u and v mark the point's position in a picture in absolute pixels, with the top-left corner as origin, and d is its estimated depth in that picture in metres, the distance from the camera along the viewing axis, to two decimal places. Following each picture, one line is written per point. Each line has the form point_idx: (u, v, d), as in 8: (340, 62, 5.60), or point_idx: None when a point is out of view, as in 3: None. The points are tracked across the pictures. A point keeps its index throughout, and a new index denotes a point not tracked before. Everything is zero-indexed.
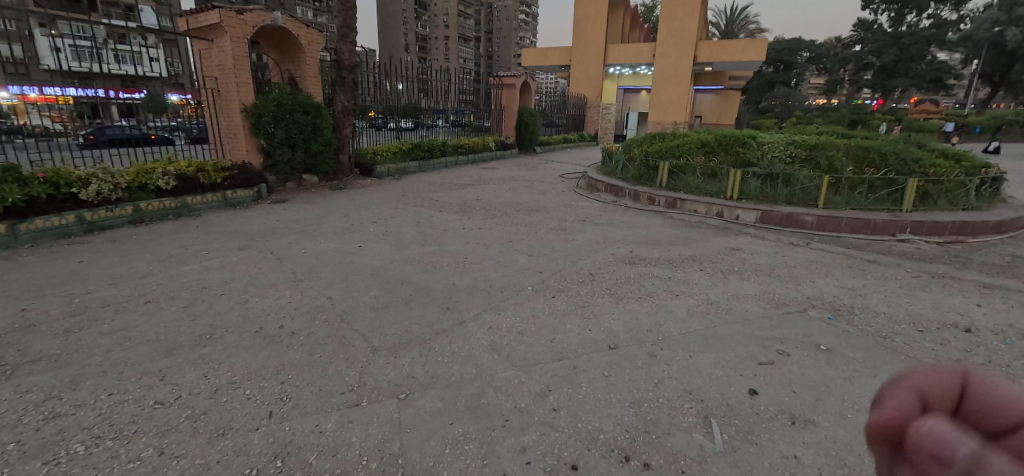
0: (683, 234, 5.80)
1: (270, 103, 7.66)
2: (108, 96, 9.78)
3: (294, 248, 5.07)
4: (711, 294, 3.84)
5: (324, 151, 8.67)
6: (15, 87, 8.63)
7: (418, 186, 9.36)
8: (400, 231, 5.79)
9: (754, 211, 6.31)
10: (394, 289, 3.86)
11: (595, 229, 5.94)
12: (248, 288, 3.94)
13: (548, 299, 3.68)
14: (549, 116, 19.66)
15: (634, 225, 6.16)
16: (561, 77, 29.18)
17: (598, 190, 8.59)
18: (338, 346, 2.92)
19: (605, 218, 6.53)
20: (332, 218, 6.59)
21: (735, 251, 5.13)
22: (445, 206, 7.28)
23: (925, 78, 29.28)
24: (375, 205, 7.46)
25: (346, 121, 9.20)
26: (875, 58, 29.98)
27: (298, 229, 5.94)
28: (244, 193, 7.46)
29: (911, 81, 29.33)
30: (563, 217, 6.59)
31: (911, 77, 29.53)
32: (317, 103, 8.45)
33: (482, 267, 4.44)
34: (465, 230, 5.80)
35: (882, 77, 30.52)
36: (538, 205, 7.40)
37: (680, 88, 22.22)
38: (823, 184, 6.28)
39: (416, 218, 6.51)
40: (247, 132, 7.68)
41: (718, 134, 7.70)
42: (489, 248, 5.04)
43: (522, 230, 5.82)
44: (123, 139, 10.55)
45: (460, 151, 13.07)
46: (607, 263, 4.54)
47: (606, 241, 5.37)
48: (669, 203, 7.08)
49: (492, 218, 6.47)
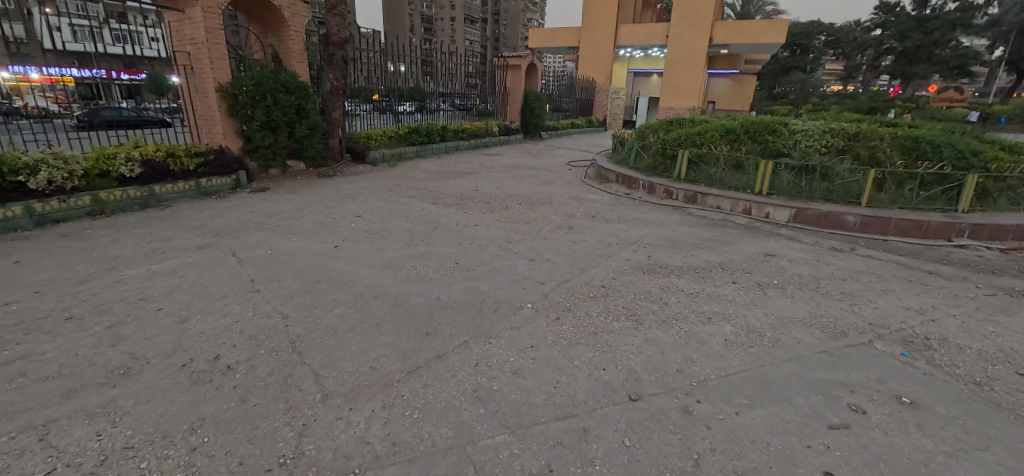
0: (709, 235, 5.07)
1: (249, 82, 6.93)
2: (108, 78, 9.31)
3: (261, 248, 4.40)
4: (752, 317, 3.14)
5: (310, 135, 7.93)
6: (11, 66, 8.08)
7: (412, 174, 8.67)
8: (385, 227, 5.11)
9: (787, 209, 5.56)
10: (367, 304, 3.19)
11: (608, 227, 5.23)
12: (192, 301, 3.28)
13: (553, 321, 3.00)
14: (556, 100, 18.77)
15: (652, 224, 5.42)
16: (569, 59, 28.08)
17: (609, 181, 7.84)
18: (280, 392, 2.28)
19: (618, 214, 5.80)
20: (313, 210, 5.91)
21: (771, 258, 4.41)
22: (440, 197, 6.60)
23: (948, 64, 27.84)
24: (364, 195, 6.78)
25: (336, 102, 8.45)
26: (897, 43, 28.55)
27: (272, 223, 5.27)
28: (220, 181, 6.80)
29: (934, 67, 27.90)
30: (571, 211, 5.87)
31: (934, 63, 28.09)
32: (303, 82, 7.71)
33: (476, 275, 3.75)
34: (458, 228, 5.11)
35: (903, 63, 29.08)
36: (543, 197, 6.68)
37: (693, 72, 21.16)
38: (868, 180, 5.50)
39: (406, 211, 5.82)
40: (224, 113, 6.99)
41: (744, 121, 6.90)
42: (485, 251, 4.35)
43: (524, 228, 5.12)
44: (121, 122, 10.07)
45: (462, 135, 12.34)
46: (622, 273, 3.84)
47: (621, 242, 4.66)
48: (688, 197, 6.35)
49: (491, 213, 5.77)
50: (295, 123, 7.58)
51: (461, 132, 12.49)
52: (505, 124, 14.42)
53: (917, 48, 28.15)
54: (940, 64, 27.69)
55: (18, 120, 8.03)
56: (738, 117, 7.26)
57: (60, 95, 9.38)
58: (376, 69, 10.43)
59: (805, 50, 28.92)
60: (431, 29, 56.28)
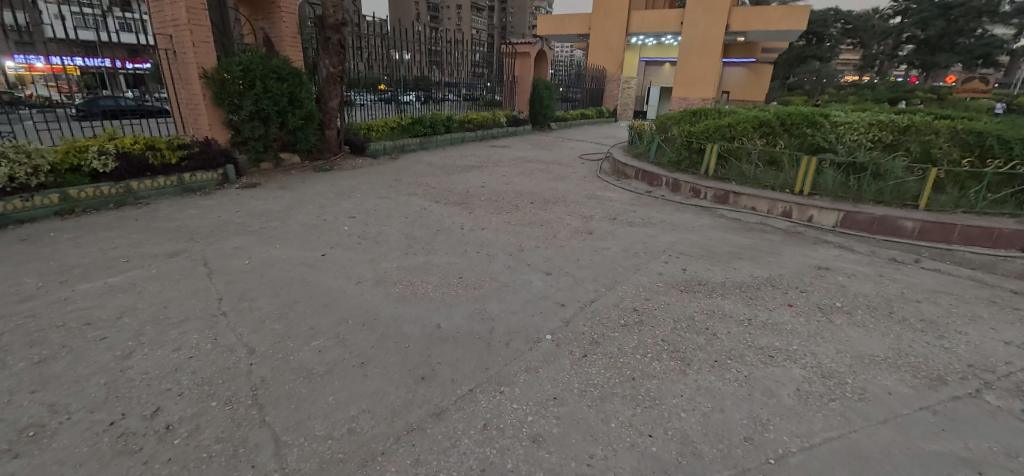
0: (747, 242, 4.46)
1: (235, 68, 6.34)
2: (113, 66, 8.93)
3: (237, 256, 3.85)
4: (824, 357, 2.54)
5: (304, 126, 7.33)
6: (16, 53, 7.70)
7: (414, 168, 8.09)
8: (381, 230, 4.54)
9: (833, 212, 4.92)
10: (352, 335, 2.62)
11: (632, 232, 4.62)
12: (144, 329, 2.73)
13: (579, 361, 2.41)
14: (566, 90, 18.08)
15: (682, 228, 4.82)
16: (579, 48, 27.22)
17: (626, 177, 7.23)
18: (226, 469, 1.73)
19: (641, 216, 5.19)
20: (303, 209, 5.35)
21: (826, 272, 3.79)
22: (443, 195, 6.02)
23: (973, 54, 26.51)
24: (360, 192, 6.20)
25: (333, 90, 7.85)
26: (919, 31, 27.21)
27: (256, 226, 4.72)
28: (206, 176, 6.26)
29: (958, 58, 26.59)
30: (588, 212, 5.26)
31: (957, 53, 26.81)
32: (296, 69, 7.09)
33: (484, 293, 3.17)
34: (463, 231, 4.53)
35: (924, 53, 27.87)
36: (557, 195, 6.08)
37: (708, 61, 20.29)
38: (929, 180, 4.83)
39: (405, 212, 5.24)
40: (210, 102, 6.42)
41: (780, 112, 6.23)
42: (493, 261, 3.77)
43: (537, 232, 4.54)
44: (124, 113, 9.70)
45: (468, 127, 11.73)
46: (656, 293, 3.25)
47: (649, 251, 4.06)
48: (717, 197, 5.72)
49: (499, 214, 5.18)
50: (288, 112, 6.98)
51: (467, 123, 11.87)
52: (512, 114, 13.77)
53: (939, 38, 26.98)
54: (964, 54, 26.46)
55: (22, 110, 7.69)
56: (773, 107, 6.58)
57: (65, 83, 9.01)
58: (378, 56, 9.87)
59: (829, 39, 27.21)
60: (437, 17, 55.46)
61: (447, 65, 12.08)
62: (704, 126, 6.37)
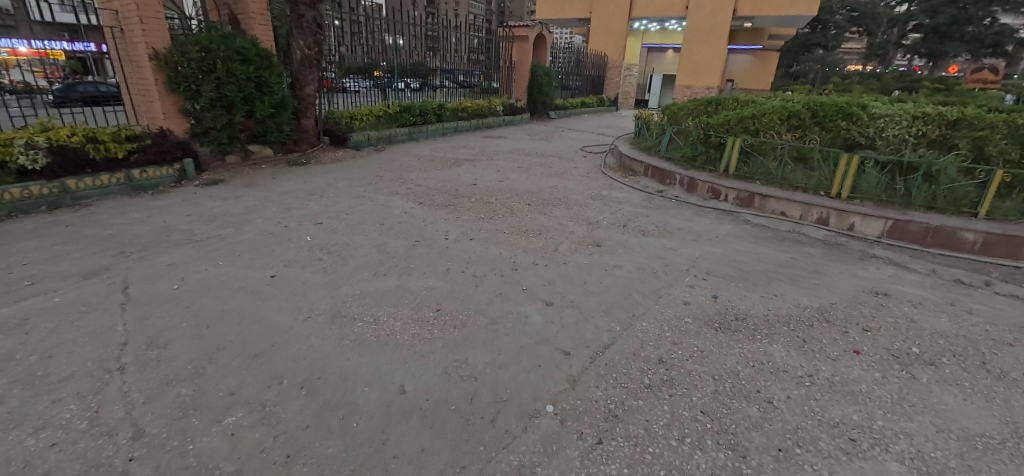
0: (784, 257, 3.77)
1: (192, 48, 5.55)
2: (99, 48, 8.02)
3: (167, 277, 3.14)
4: (924, 444, 1.87)
5: (276, 115, 6.53)
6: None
7: (400, 161, 7.35)
8: (350, 239, 3.81)
9: (879, 221, 4.22)
10: (284, 407, 1.93)
11: (648, 244, 3.92)
12: (6, 393, 2.02)
13: (592, 453, 1.74)
14: (566, 77, 17.21)
15: (705, 238, 4.12)
16: (580, 33, 26.14)
17: (634, 173, 6.52)
18: None
19: (655, 222, 4.47)
20: (265, 212, 4.61)
21: (887, 301, 3.11)
22: (428, 194, 5.27)
23: (983, 42, 23.74)
24: (334, 190, 5.45)
25: (310, 74, 7.05)
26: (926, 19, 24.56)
27: (203, 235, 3.99)
28: (159, 172, 5.49)
29: (967, 46, 23.89)
30: (594, 217, 4.55)
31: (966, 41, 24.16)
32: (265, 50, 6.28)
33: (467, 334, 2.47)
34: (447, 242, 3.80)
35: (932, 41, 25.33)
36: (558, 195, 5.36)
37: (714, 47, 19.38)
38: (992, 184, 4.12)
39: (382, 215, 4.50)
40: (163, 87, 5.63)
41: (811, 102, 5.50)
42: (481, 284, 3.05)
43: (536, 243, 3.83)
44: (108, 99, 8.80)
45: (461, 116, 10.96)
46: (686, 334, 2.55)
47: (671, 271, 3.36)
48: (740, 199, 5.01)
49: (492, 219, 4.46)
50: (256, 99, 6.17)
51: (461, 111, 11.08)
52: (509, 102, 12.95)
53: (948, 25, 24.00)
54: (973, 42, 23.81)
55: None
56: (801, 97, 5.84)
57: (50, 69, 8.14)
58: (364, 39, 9.07)
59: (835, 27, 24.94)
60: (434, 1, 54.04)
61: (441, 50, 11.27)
62: (725, 117, 5.63)
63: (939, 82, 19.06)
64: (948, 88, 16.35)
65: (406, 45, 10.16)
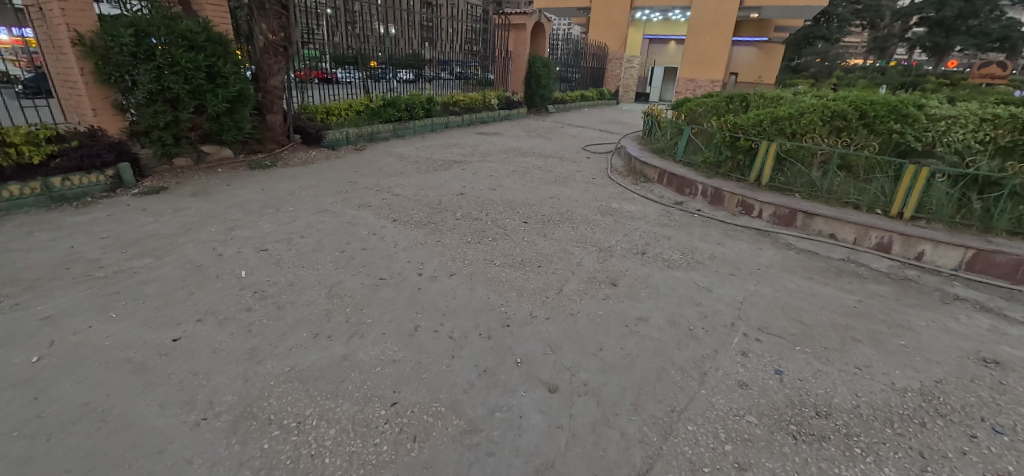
0: (850, 303, 2.96)
1: (125, 30, 4.65)
2: None
3: (33, 340, 2.30)
4: None
5: (233, 110, 5.63)
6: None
7: (379, 163, 6.48)
8: (295, 276, 2.96)
9: (956, 250, 3.41)
10: None
11: (675, 282, 3.09)
12: None
13: None
14: (565, 69, 16.30)
15: (746, 271, 3.29)
16: (578, 23, 25.03)
17: (646, 179, 5.67)
18: None
19: (680, 248, 3.64)
20: (202, 232, 3.75)
21: (1008, 376, 2.30)
22: (405, 208, 4.40)
23: (988, 37, 21.15)
24: (295, 201, 4.59)
25: (275, 64, 6.15)
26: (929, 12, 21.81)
27: (111, 267, 3.13)
28: (87, 179, 4.60)
29: (974, 40, 21.15)
30: (604, 241, 3.71)
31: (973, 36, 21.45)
32: (218, 34, 5.38)
33: (432, 455, 1.65)
34: (420, 279, 2.95)
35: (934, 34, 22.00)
36: (561, 208, 4.51)
37: (719, 38, 18.38)
38: None
39: (343, 236, 3.63)
40: (93, 78, 4.75)
41: (857, 101, 4.67)
42: (459, 354, 2.22)
43: (536, 279, 3.00)
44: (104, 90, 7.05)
45: (453, 110, 10.09)
46: (754, 450, 1.74)
47: (713, 329, 2.53)
48: (779, 216, 4.20)
49: (483, 242, 3.61)
50: (207, 91, 5.27)
51: (453, 105, 10.21)
52: (505, 96, 12.06)
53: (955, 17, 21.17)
54: (978, 36, 21.22)
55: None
56: (841, 93, 5.02)
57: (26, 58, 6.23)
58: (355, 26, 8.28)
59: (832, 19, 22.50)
60: None
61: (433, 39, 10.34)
62: (756, 117, 4.79)
63: (945, 79, 17.20)
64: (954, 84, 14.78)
65: (399, 34, 9.36)
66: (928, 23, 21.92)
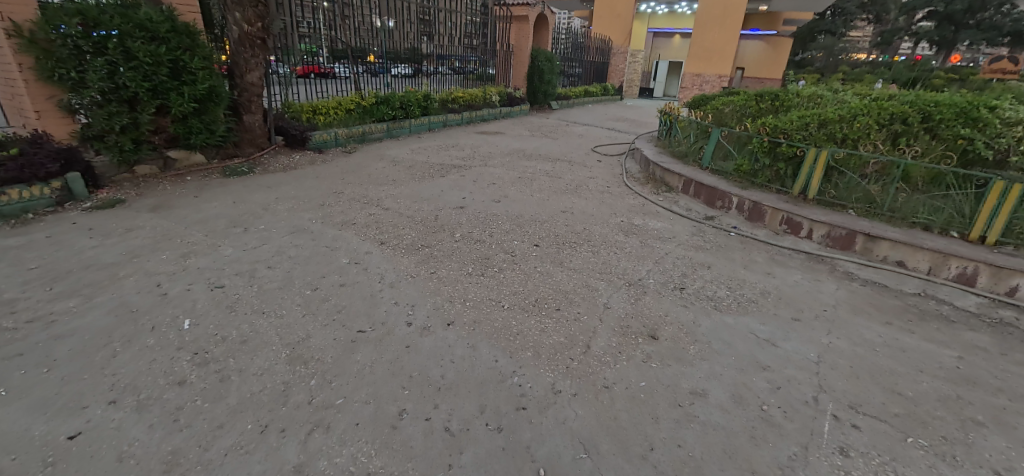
0: (949, 362, 2.35)
1: (70, 18, 4.01)
2: None
3: None
4: None
5: (202, 110, 4.99)
6: None
7: (369, 168, 5.84)
8: (250, 328, 2.34)
9: None
10: None
11: (729, 331, 2.47)
12: None
13: None
14: (568, 63, 15.62)
15: (812, 315, 2.68)
16: (579, 16, 24.38)
17: (669, 188, 5.04)
18: None
19: (725, 280, 3.03)
20: (150, 262, 3.13)
21: None
22: (395, 226, 3.76)
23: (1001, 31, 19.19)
24: (269, 218, 3.97)
25: (252, 57, 5.50)
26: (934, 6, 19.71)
27: (25, 312, 2.51)
28: (28, 192, 3.92)
29: (983, 36, 19.11)
30: (632, 271, 3.09)
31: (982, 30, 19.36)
32: (184, 23, 4.72)
33: None
34: (409, 331, 2.33)
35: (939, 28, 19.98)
36: (576, 226, 3.89)
37: (727, 33, 17.55)
38: None
39: (319, 267, 3.01)
40: (34, 75, 4.16)
41: (917, 101, 4.02)
42: (458, 461, 1.60)
43: (556, 331, 2.37)
44: None
45: (451, 108, 9.46)
46: None
47: (793, 411, 1.92)
48: (834, 237, 3.58)
49: (487, 272, 2.98)
50: (170, 89, 4.63)
51: (451, 102, 9.59)
52: (507, 91, 11.40)
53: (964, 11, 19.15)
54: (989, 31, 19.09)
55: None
56: (895, 93, 4.39)
57: None
58: (355, 19, 7.73)
59: (838, 12, 20.89)
60: None
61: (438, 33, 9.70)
62: (801, 120, 4.15)
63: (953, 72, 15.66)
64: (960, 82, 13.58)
65: (398, 28, 8.68)
66: (935, 18, 19.95)
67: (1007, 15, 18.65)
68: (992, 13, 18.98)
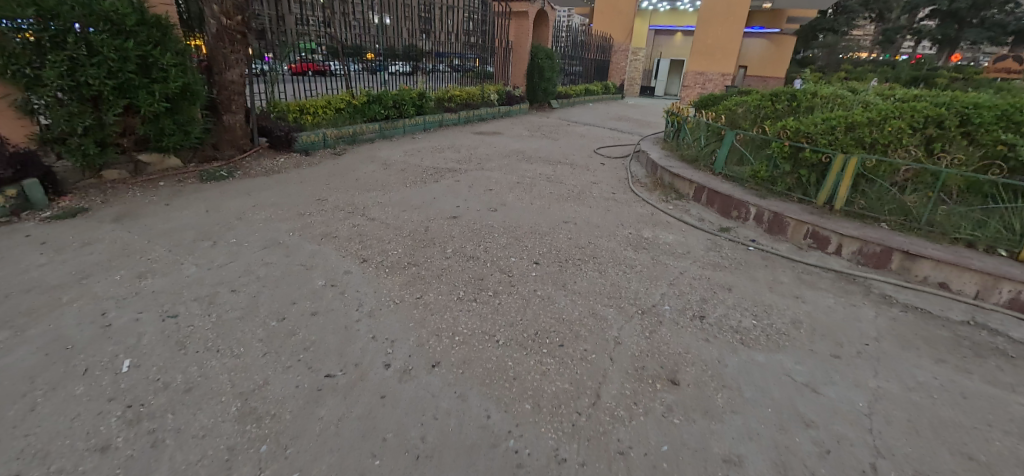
0: (1021, 412, 1.99)
1: (23, 9, 3.63)
2: None
3: None
4: None
5: (175, 109, 4.63)
6: None
7: (357, 171, 5.48)
8: (199, 372, 1.98)
9: None
10: None
11: (761, 373, 2.12)
12: None
13: None
14: (569, 61, 15.24)
15: (853, 352, 2.33)
16: (579, 13, 24.04)
17: (679, 195, 4.69)
18: None
19: (749, 306, 2.68)
20: (100, 284, 2.76)
21: None
22: (379, 240, 3.41)
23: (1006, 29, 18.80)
24: (243, 229, 3.61)
25: (231, 53, 5.12)
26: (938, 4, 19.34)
27: None
28: None
29: (987, 33, 18.68)
30: (644, 294, 2.74)
31: (987, 28, 18.97)
32: (154, 15, 4.34)
33: None
34: (386, 376, 1.97)
35: (943, 26, 19.62)
36: (580, 240, 3.54)
37: (730, 31, 17.14)
38: None
39: (290, 290, 2.66)
40: None
41: (953, 102, 3.67)
42: None
43: (559, 375, 2.01)
44: None
45: (448, 107, 9.11)
46: None
47: None
48: (866, 254, 3.24)
49: (480, 297, 2.63)
50: (139, 87, 4.26)
51: (448, 101, 9.24)
52: (506, 90, 11.03)
53: (968, 8, 18.76)
54: (994, 29, 18.70)
55: None
56: (927, 96, 4.04)
57: None
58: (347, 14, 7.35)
59: (841, 10, 20.56)
60: None
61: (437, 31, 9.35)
62: (826, 123, 3.79)
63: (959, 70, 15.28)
64: (965, 78, 13.28)
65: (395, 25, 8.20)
66: (939, 15, 19.58)
67: (1011, 14, 18.55)
68: (995, 11, 18.66)
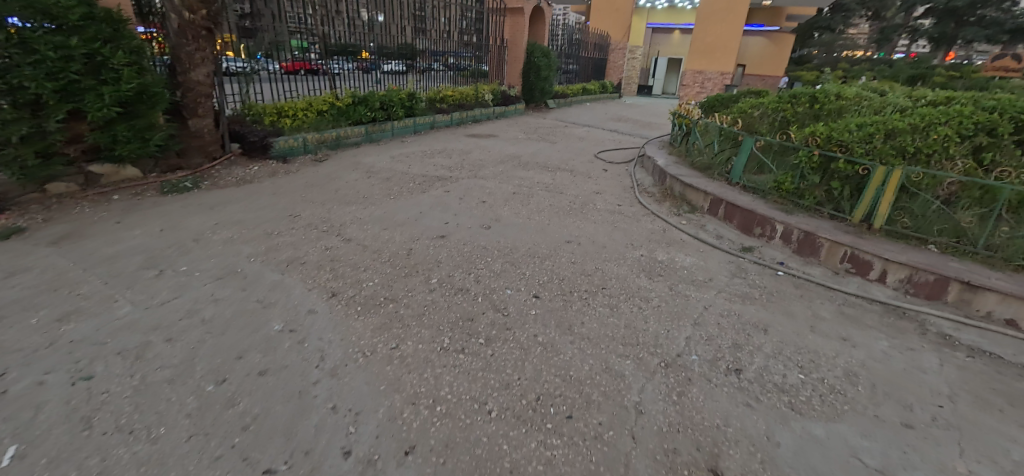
0: None
1: None
2: None
3: None
4: None
5: (131, 114, 4.15)
6: None
7: (337, 180, 5.00)
8: (101, 467, 1.51)
9: None
10: None
11: (823, 454, 1.67)
12: None
13: None
14: (565, 59, 14.79)
15: (928, 419, 1.88)
16: (575, 11, 23.57)
17: (691, 207, 4.25)
18: None
19: (792, 353, 2.24)
20: (12, 328, 2.28)
21: None
22: (354, 267, 2.94)
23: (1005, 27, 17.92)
24: (198, 253, 3.13)
25: (197, 51, 4.64)
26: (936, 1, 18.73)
27: None
28: None
29: (986, 32, 17.92)
30: (666, 339, 2.29)
31: (987, 27, 18.19)
32: (104, 9, 3.86)
33: None
34: (343, 471, 1.51)
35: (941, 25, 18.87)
36: (586, 265, 3.09)
37: (732, 29, 16.71)
38: None
39: (240, 338, 2.19)
40: None
41: (1006, 107, 3.24)
42: None
43: (568, 466, 1.55)
44: None
45: (439, 108, 8.64)
46: None
47: None
48: (917, 283, 2.81)
49: (469, 346, 2.17)
50: (86, 89, 3.78)
51: (441, 102, 8.77)
52: (501, 90, 10.58)
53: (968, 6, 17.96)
54: (993, 27, 17.98)
55: None
56: (972, 99, 3.61)
57: None
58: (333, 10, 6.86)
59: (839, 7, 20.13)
60: None
61: (433, 29, 8.86)
62: (864, 131, 3.36)
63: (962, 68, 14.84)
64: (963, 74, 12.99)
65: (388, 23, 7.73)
66: (938, 12, 18.97)
67: (1008, 13, 17.81)
68: (993, 8, 17.96)
